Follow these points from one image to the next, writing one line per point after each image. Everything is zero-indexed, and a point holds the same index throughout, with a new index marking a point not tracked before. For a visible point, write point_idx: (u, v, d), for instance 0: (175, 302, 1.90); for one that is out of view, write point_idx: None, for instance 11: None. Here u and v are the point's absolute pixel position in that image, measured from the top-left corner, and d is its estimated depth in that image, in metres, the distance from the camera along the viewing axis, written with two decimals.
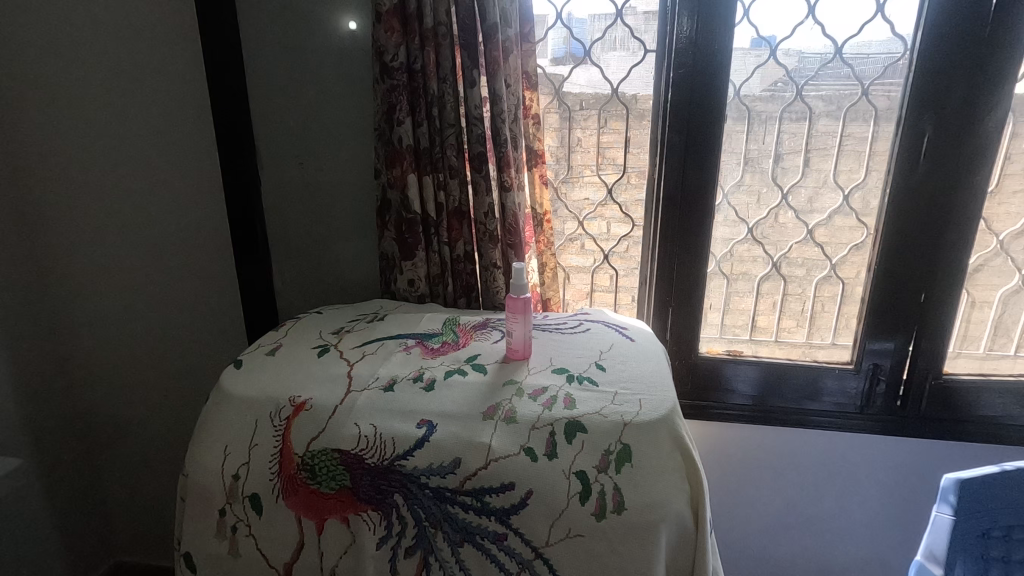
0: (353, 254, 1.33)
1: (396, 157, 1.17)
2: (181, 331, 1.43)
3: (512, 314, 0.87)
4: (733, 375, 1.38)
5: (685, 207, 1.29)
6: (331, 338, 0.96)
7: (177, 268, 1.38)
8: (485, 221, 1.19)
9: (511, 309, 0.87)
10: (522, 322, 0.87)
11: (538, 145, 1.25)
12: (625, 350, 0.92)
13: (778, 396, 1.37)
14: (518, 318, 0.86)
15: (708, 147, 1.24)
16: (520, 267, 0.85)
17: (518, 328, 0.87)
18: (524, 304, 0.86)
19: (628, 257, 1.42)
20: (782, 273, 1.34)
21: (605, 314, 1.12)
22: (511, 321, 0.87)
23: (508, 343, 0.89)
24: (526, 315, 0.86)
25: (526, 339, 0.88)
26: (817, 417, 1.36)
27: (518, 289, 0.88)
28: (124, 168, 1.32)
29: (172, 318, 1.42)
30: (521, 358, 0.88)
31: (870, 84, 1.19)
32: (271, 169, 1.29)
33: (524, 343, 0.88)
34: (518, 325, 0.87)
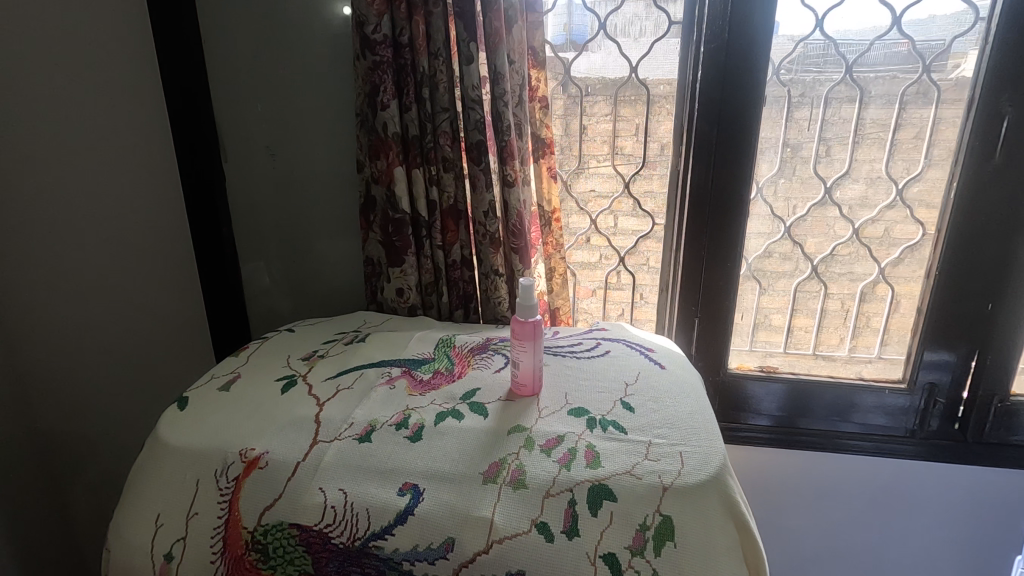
0: (335, 259, 1.16)
1: (381, 147, 1.00)
2: (136, 353, 1.24)
3: (516, 342, 0.71)
4: (762, 393, 1.23)
5: (716, 204, 1.11)
6: (300, 366, 0.80)
7: (129, 280, 1.18)
8: (485, 222, 1.02)
9: (515, 334, 0.70)
10: (531, 351, 0.70)
11: (545, 132, 1.08)
12: (656, 381, 0.76)
13: (812, 415, 1.23)
14: (525, 347, 0.70)
15: (744, 135, 1.07)
16: (527, 283, 0.68)
17: (526, 358, 0.70)
18: (532, 329, 0.70)
19: (646, 259, 1.26)
20: (823, 279, 1.17)
21: (625, 330, 0.96)
22: (518, 350, 0.71)
23: (513, 376, 0.73)
24: (535, 343, 0.70)
25: (536, 370, 0.71)
26: (860, 442, 1.20)
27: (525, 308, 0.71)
28: (48, 161, 1.08)
29: (124, 339, 1.22)
30: (529, 395, 0.72)
31: (936, 61, 1.02)
32: (238, 163, 1.12)
33: (534, 377, 0.71)
34: (526, 355, 0.70)
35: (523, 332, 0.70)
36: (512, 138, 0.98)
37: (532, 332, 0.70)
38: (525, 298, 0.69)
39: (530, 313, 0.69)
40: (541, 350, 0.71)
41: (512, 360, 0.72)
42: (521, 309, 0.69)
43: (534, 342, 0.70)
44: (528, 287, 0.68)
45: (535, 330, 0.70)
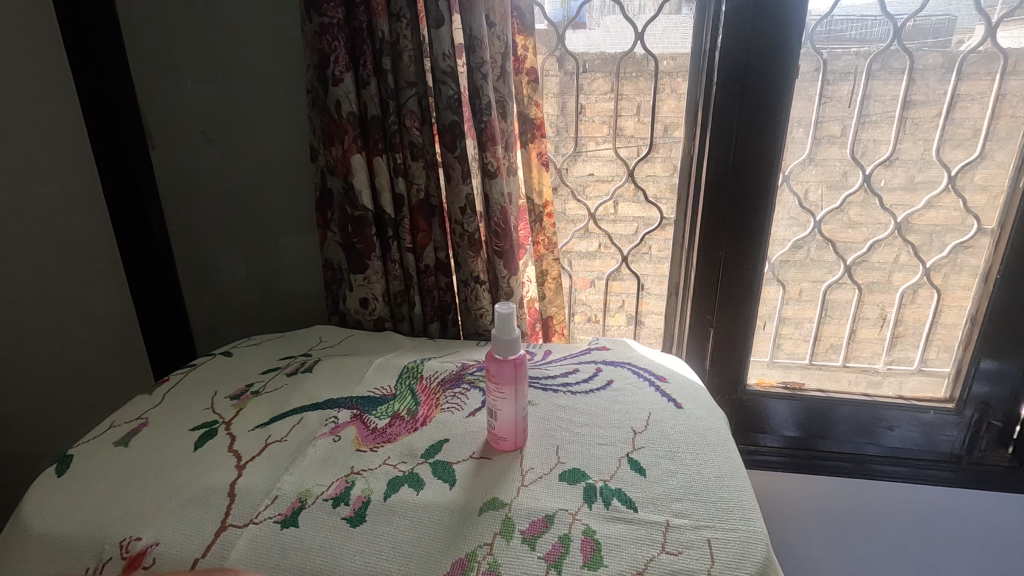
0: (292, 263, 1.00)
1: (335, 131, 0.83)
2: (59, 375, 1.05)
3: (492, 386, 0.54)
4: (783, 411, 1.07)
5: (736, 195, 0.94)
6: (225, 409, 0.64)
7: (49, 291, 1.00)
8: (462, 220, 0.85)
9: (491, 377, 0.54)
10: (511, 396, 0.54)
11: (534, 112, 0.91)
12: (671, 427, 0.60)
13: (840, 436, 1.07)
14: (504, 393, 0.54)
15: (772, 114, 0.89)
16: (506, 309, 0.52)
17: (506, 407, 0.55)
18: (513, 370, 0.53)
19: (652, 258, 1.10)
20: (859, 282, 1.01)
21: (631, 351, 0.81)
22: (494, 396, 0.55)
23: (490, 426, 0.57)
24: (516, 387, 0.54)
25: (519, 420, 0.55)
26: (898, 468, 1.05)
27: (506, 343, 0.53)
28: None
29: (45, 360, 1.03)
30: (510, 450, 0.57)
31: (985, 28, 0.84)
32: (170, 151, 0.94)
33: (516, 429, 0.56)
34: (504, 402, 0.54)
35: (500, 374, 0.53)
36: (493, 119, 0.81)
37: (513, 374, 0.53)
38: (504, 329, 0.52)
39: (510, 349, 0.53)
40: (525, 394, 0.55)
41: (487, 406, 0.56)
42: (497, 344, 0.53)
43: (515, 386, 0.54)
44: (507, 315, 0.52)
45: (517, 371, 0.54)
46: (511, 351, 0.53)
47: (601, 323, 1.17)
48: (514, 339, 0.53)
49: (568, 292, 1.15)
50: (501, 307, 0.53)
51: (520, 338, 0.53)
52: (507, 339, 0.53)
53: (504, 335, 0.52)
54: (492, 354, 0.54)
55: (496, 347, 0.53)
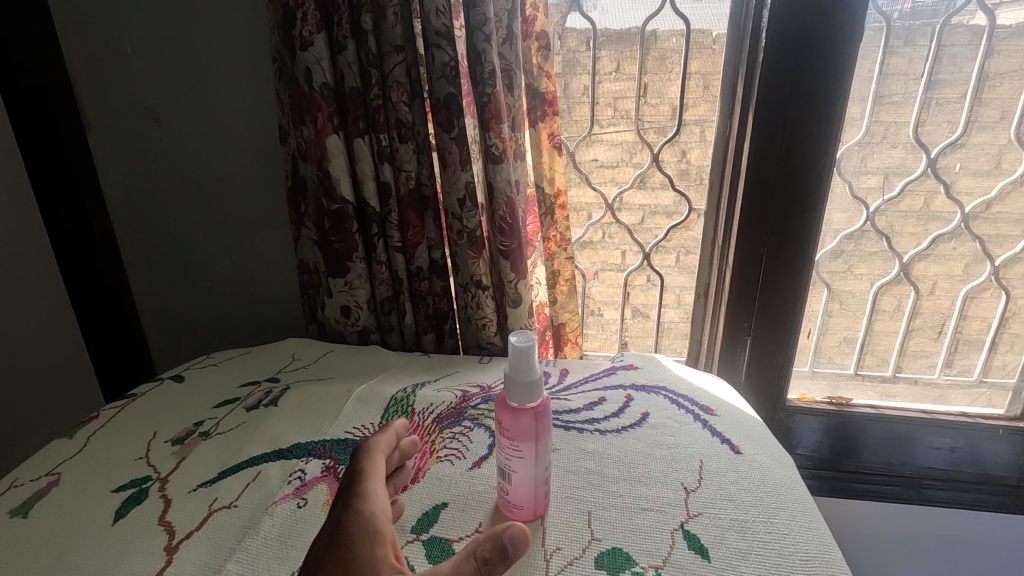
0: (263, 264, 0.85)
1: (305, 106, 0.68)
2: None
3: (506, 442, 0.41)
4: (807, 435, 0.95)
5: (781, 185, 0.80)
6: (163, 460, 0.50)
7: None
8: (461, 214, 0.71)
9: (504, 431, 0.41)
10: (530, 456, 0.41)
11: (546, 85, 0.76)
12: (732, 485, 0.47)
13: (889, 456, 0.94)
14: (521, 451, 0.41)
15: (827, 86, 0.74)
16: (522, 343, 0.39)
17: (523, 469, 0.41)
18: (534, 423, 0.40)
19: (685, 253, 0.96)
20: (916, 282, 0.88)
21: (665, 371, 0.67)
22: (508, 454, 0.41)
23: (500, 489, 0.44)
24: (537, 444, 0.41)
25: (538, 483, 0.42)
26: (967, 494, 0.91)
27: (527, 389, 0.40)
28: None
29: None
30: (526, 520, 0.43)
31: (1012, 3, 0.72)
32: (112, 132, 0.79)
33: (536, 496, 0.42)
34: (522, 463, 0.41)
35: (517, 428, 0.40)
36: (498, 91, 0.67)
37: (534, 427, 0.40)
38: (524, 370, 0.39)
39: (530, 396, 0.40)
40: (548, 451, 0.42)
41: (498, 465, 0.43)
42: (513, 389, 0.40)
43: (536, 443, 0.41)
44: (529, 351, 0.39)
45: (539, 423, 0.40)
46: (531, 397, 0.40)
47: (617, 326, 1.04)
48: (536, 383, 0.40)
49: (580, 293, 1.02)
50: (520, 338, 0.40)
51: (542, 380, 0.40)
52: (527, 384, 0.39)
53: (523, 378, 0.39)
54: (506, 400, 0.41)
55: (512, 392, 0.40)
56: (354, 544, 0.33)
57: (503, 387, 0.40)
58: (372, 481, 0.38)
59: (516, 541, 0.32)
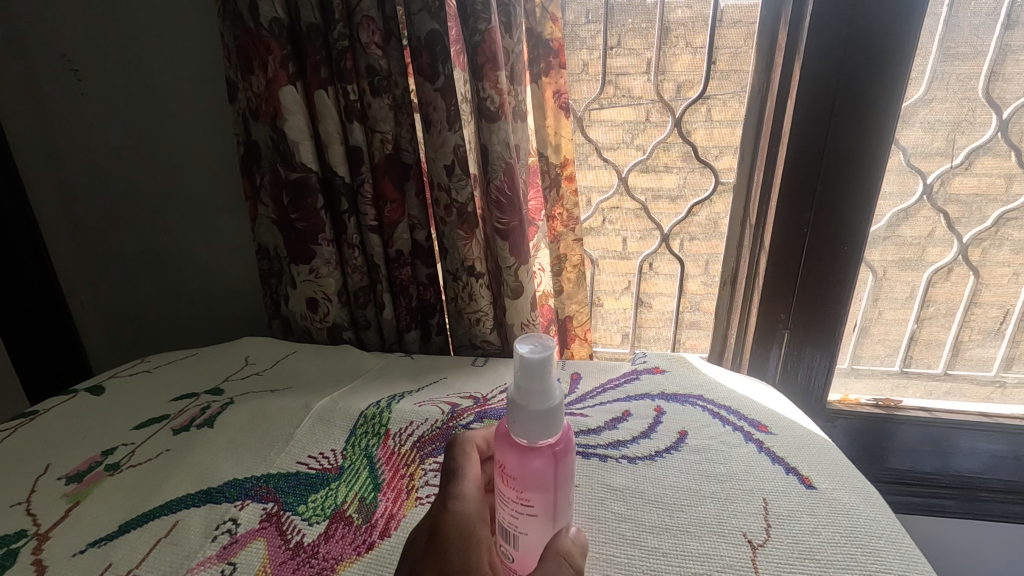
0: (217, 249, 0.72)
1: (254, 49, 0.54)
2: None
3: (511, 494, 0.29)
4: (834, 441, 0.83)
5: (831, 152, 0.67)
6: (48, 508, 0.38)
7: None
8: (449, 184, 0.58)
9: (507, 478, 0.29)
10: (545, 514, 0.28)
11: (550, 31, 0.63)
12: (811, 537, 0.35)
13: (932, 465, 0.81)
14: (533, 506, 0.28)
15: (890, 28, 0.61)
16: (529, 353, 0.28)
17: (534, 532, 0.29)
18: (553, 465, 0.28)
19: (690, 239, 0.84)
20: (978, 268, 0.76)
21: (699, 376, 0.55)
22: (513, 511, 0.29)
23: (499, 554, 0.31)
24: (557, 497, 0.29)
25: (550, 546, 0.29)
26: None
27: (543, 424, 0.27)
28: None
29: None
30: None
31: None
32: (25, 89, 0.66)
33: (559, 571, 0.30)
34: (533, 524, 0.29)
35: (526, 474, 0.28)
36: (494, 28, 0.53)
37: (551, 473, 0.28)
38: (538, 396, 0.27)
39: (545, 431, 0.28)
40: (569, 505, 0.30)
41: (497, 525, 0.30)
42: (520, 422, 0.28)
43: (553, 495, 0.28)
44: (543, 367, 0.27)
45: (558, 467, 0.28)
46: (549, 434, 0.28)
47: (630, 318, 0.92)
48: (556, 414, 0.27)
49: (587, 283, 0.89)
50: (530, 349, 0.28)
51: (563, 406, 0.28)
52: (541, 416, 0.27)
53: (536, 408, 0.27)
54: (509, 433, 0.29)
55: (519, 427, 0.28)
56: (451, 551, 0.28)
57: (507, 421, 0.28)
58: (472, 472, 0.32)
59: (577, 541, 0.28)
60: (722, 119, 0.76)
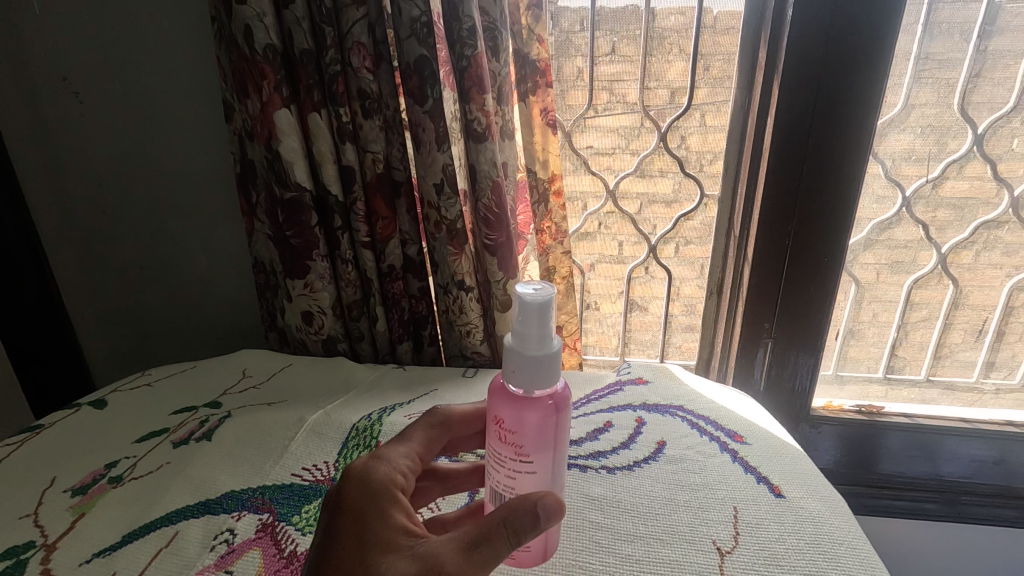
0: (216, 262, 0.74)
1: (249, 73, 0.56)
2: None
3: (511, 445, 0.32)
4: (818, 447, 0.85)
5: (811, 167, 0.69)
6: (54, 520, 0.40)
7: None
8: (439, 202, 0.60)
9: (508, 434, 0.32)
10: (542, 461, 0.32)
11: (538, 52, 0.65)
12: (777, 544, 0.37)
13: (914, 469, 0.83)
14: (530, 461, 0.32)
15: (866, 49, 0.64)
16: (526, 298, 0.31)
17: (530, 481, 0.32)
18: (550, 422, 0.31)
19: (685, 244, 0.86)
20: (955, 277, 0.78)
21: (680, 386, 0.57)
22: (513, 460, 0.32)
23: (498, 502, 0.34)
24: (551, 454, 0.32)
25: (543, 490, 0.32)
26: (1009, 511, 0.82)
27: (542, 374, 0.31)
28: None
29: None
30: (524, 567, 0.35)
31: None
32: (29, 112, 0.68)
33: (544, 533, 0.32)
34: (530, 474, 0.32)
35: (524, 426, 0.31)
36: (480, 53, 0.55)
37: (546, 423, 0.31)
38: (535, 342, 0.30)
39: (542, 371, 0.31)
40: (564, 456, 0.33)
41: (494, 482, 0.33)
42: (522, 366, 0.31)
43: (547, 443, 0.32)
44: (542, 311, 0.30)
45: (553, 418, 0.31)
46: (544, 382, 0.31)
47: (620, 321, 0.93)
48: (552, 359, 0.31)
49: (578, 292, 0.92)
50: (526, 292, 0.31)
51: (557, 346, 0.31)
52: (538, 360, 0.31)
53: (533, 350, 0.30)
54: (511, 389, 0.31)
55: (520, 370, 0.31)
56: (358, 506, 0.33)
57: (503, 367, 0.31)
58: (400, 445, 0.37)
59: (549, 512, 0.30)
60: (716, 124, 0.78)
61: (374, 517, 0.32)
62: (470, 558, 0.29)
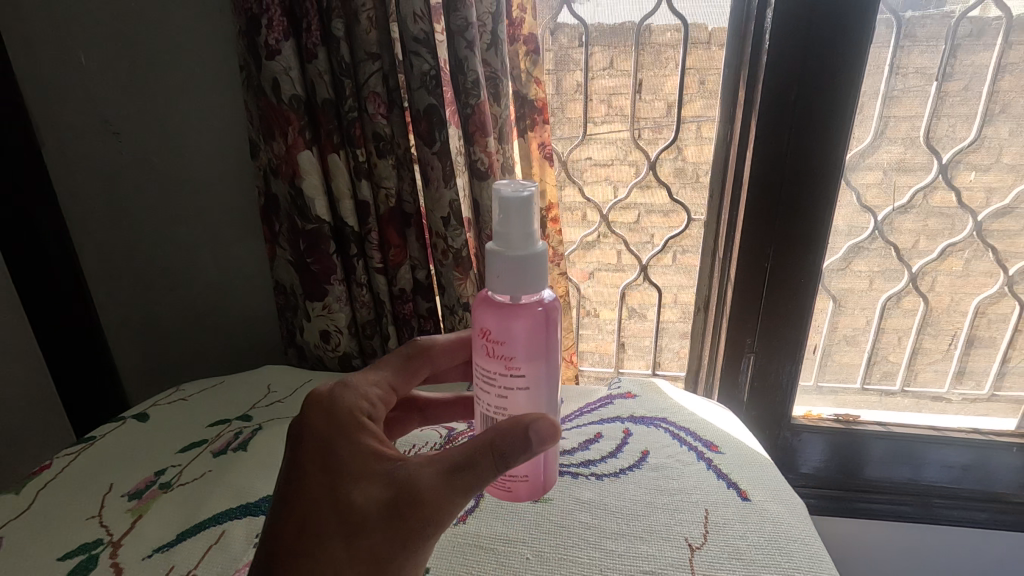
0: (240, 285, 0.81)
1: (275, 119, 0.63)
2: None
3: (501, 354, 0.37)
4: (802, 454, 0.92)
5: (786, 197, 0.75)
6: (116, 521, 0.46)
7: None
8: (445, 232, 0.66)
9: (498, 346, 0.37)
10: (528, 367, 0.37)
11: (535, 92, 0.72)
12: (740, 540, 0.43)
13: (890, 473, 0.90)
14: (519, 372, 0.37)
15: (834, 93, 0.70)
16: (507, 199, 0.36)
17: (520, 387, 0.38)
18: (532, 330, 0.37)
19: (683, 252, 0.92)
20: (924, 294, 0.84)
21: (665, 400, 0.63)
22: (503, 368, 0.37)
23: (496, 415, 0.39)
24: (537, 363, 0.38)
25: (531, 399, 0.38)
26: (978, 512, 0.88)
27: (524, 282, 0.36)
28: None
29: None
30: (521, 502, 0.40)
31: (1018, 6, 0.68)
32: (72, 151, 0.74)
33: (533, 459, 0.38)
34: (519, 379, 0.37)
35: (511, 333, 0.37)
36: (483, 101, 0.62)
37: (529, 331, 0.37)
38: (516, 239, 0.36)
39: (526, 266, 0.36)
40: (548, 369, 0.38)
41: (491, 401, 0.39)
42: (508, 263, 0.36)
43: (531, 351, 0.37)
44: (521, 207, 0.36)
45: (535, 327, 0.37)
46: (528, 284, 0.37)
47: (615, 326, 0.99)
48: (532, 252, 0.36)
49: (574, 307, 0.98)
50: (506, 189, 0.36)
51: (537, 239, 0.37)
52: (522, 256, 0.36)
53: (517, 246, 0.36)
54: (497, 300, 0.38)
55: (507, 267, 0.36)
56: (327, 428, 0.39)
57: (489, 265, 0.37)
58: (364, 379, 0.44)
59: (538, 430, 0.35)
60: (700, 154, 0.85)
61: (334, 440, 0.38)
62: (451, 476, 0.35)
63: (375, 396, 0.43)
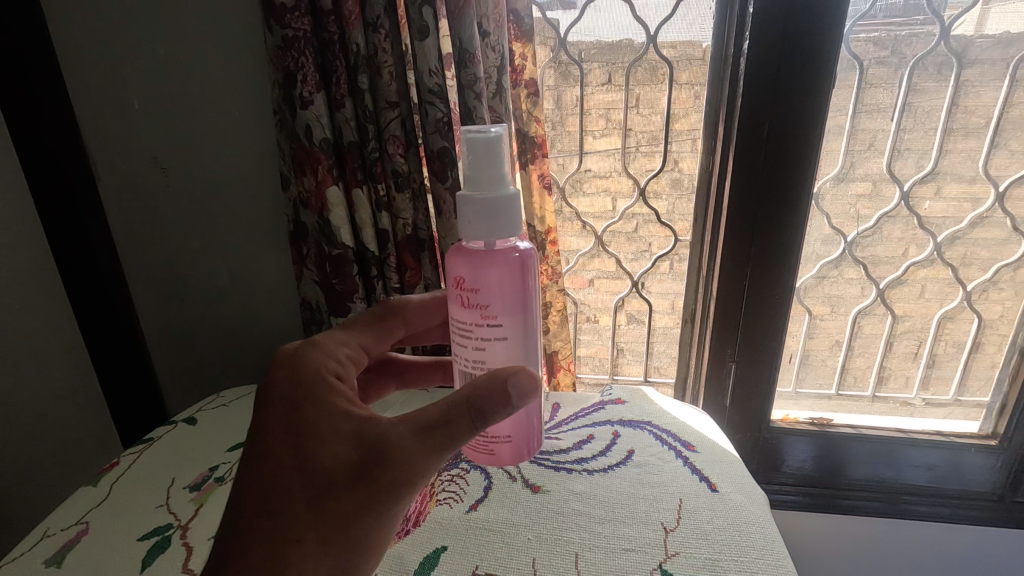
0: (269, 302, 0.89)
1: (306, 159, 0.71)
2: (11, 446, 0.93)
3: (478, 299, 0.42)
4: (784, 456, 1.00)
5: (761, 223, 0.84)
6: (182, 508, 0.54)
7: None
8: None
9: (474, 293, 0.42)
10: (503, 311, 0.42)
11: (535, 129, 0.80)
12: (707, 524, 0.51)
13: (861, 472, 0.98)
14: (496, 323, 0.42)
15: (803, 131, 0.77)
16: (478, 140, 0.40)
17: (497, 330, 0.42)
18: (504, 280, 0.41)
19: (679, 260, 1.00)
20: (891, 305, 0.91)
21: (651, 405, 0.71)
22: (481, 312, 0.42)
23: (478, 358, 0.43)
24: (510, 310, 0.42)
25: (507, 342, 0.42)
26: (944, 509, 0.96)
27: (494, 232, 0.41)
28: None
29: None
30: (504, 464, 0.45)
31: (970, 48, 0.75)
32: (124, 186, 0.84)
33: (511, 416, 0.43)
34: (496, 324, 0.42)
35: (484, 278, 0.41)
36: None
37: (500, 277, 0.41)
38: (487, 179, 0.40)
39: (497, 206, 0.41)
40: (521, 317, 0.43)
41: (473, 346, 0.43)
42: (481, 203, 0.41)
43: (504, 296, 0.42)
44: (489, 146, 0.40)
45: (505, 273, 0.41)
46: (500, 225, 0.41)
47: (611, 333, 1.08)
48: (502, 190, 0.41)
49: (573, 317, 1.07)
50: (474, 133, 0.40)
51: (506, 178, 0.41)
52: (493, 194, 0.40)
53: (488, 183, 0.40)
54: (473, 255, 0.42)
55: (480, 206, 0.40)
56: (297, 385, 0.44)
57: (464, 206, 0.41)
58: (335, 341, 0.50)
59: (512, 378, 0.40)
60: (687, 177, 0.94)
61: (306, 398, 0.43)
62: (422, 434, 0.40)
63: (343, 356, 0.49)
